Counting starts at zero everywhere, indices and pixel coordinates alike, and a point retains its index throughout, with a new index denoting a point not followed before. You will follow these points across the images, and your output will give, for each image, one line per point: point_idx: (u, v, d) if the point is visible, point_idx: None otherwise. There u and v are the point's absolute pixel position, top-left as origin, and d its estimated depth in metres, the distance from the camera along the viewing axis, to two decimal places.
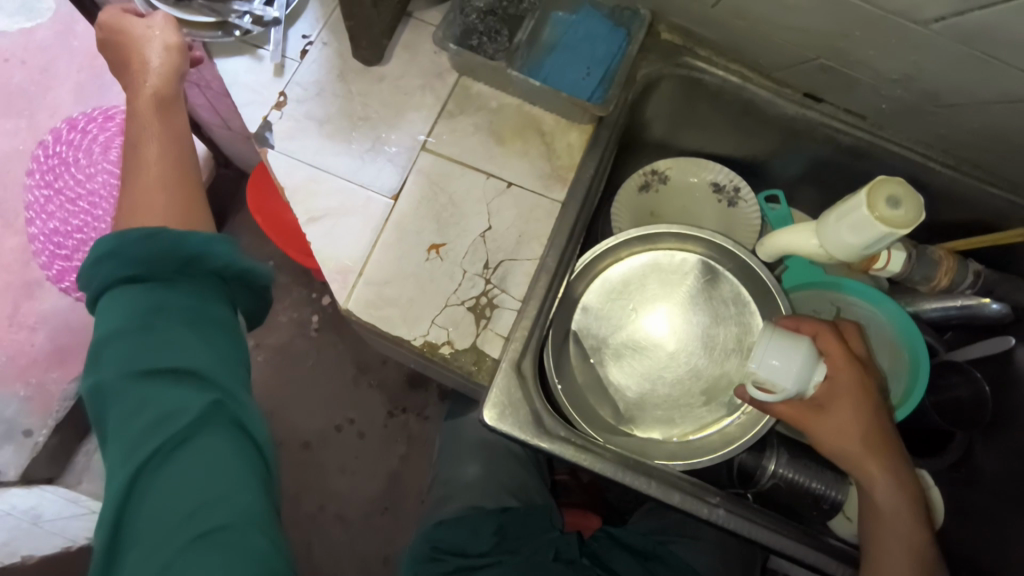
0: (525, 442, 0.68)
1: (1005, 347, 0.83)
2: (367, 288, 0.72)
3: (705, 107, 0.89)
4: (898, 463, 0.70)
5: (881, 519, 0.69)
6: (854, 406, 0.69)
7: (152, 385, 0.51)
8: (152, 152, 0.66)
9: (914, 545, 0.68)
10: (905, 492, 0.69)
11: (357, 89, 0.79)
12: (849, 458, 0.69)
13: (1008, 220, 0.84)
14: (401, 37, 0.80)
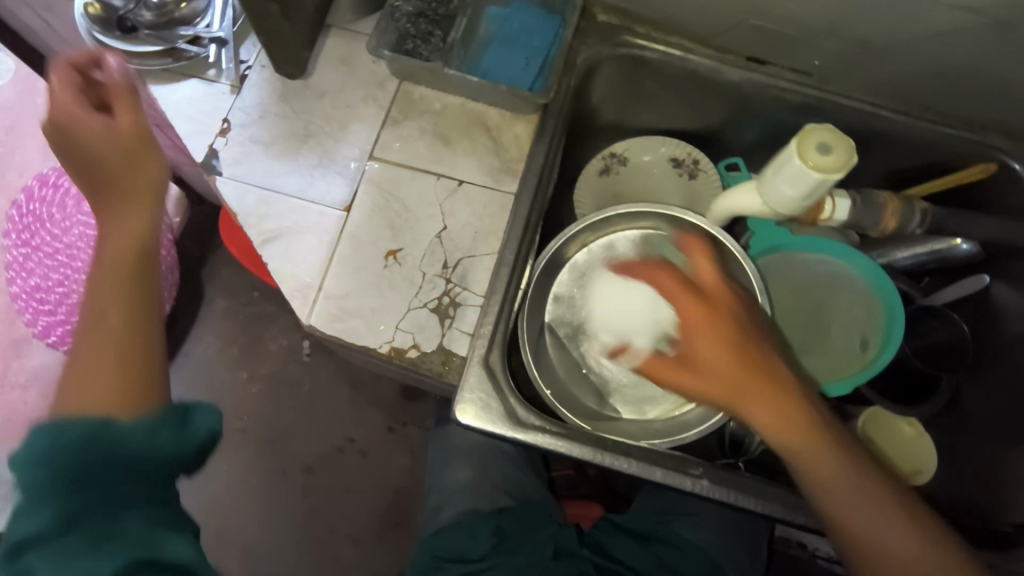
0: (498, 434, 0.68)
1: (981, 286, 0.83)
2: (329, 303, 0.71)
3: (652, 84, 0.88)
4: (802, 393, 0.61)
5: (818, 466, 0.59)
6: (733, 337, 0.60)
7: (91, 541, 0.49)
8: (104, 296, 0.56)
9: (853, 479, 0.59)
10: (804, 430, 0.60)
11: (300, 108, 0.79)
12: (752, 400, 0.60)
13: (965, 159, 0.84)
14: (338, 52, 0.80)
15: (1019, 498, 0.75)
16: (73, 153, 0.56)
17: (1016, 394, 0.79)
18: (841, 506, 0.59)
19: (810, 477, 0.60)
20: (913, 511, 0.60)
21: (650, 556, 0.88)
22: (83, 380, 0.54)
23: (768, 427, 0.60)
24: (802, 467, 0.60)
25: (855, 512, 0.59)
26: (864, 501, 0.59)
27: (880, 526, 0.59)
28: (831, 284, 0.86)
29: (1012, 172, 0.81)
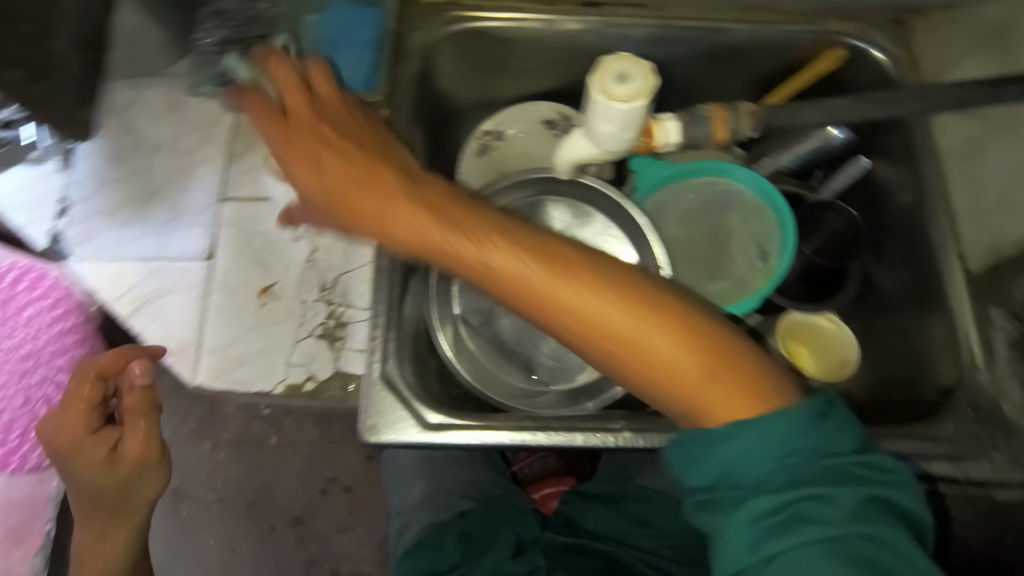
0: (407, 445, 0.66)
1: (863, 168, 0.82)
2: (212, 357, 0.69)
3: (500, 52, 0.84)
4: (561, 252, 0.54)
5: (602, 323, 0.52)
6: (451, 233, 0.56)
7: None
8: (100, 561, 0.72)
9: (646, 324, 0.51)
10: (516, 253, 0.54)
11: (139, 167, 0.75)
12: (482, 261, 0.55)
13: (814, 53, 0.84)
14: (167, 99, 0.77)
15: (938, 362, 0.74)
16: (80, 482, 0.69)
17: (916, 263, 0.78)
18: (648, 354, 0.51)
19: (597, 337, 0.52)
20: (731, 355, 0.51)
21: (621, 517, 0.86)
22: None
23: (535, 307, 0.54)
24: (584, 331, 0.53)
25: (668, 358, 0.51)
26: (669, 344, 0.51)
27: (680, 359, 0.51)
28: (720, 206, 0.86)
29: (860, 51, 0.82)
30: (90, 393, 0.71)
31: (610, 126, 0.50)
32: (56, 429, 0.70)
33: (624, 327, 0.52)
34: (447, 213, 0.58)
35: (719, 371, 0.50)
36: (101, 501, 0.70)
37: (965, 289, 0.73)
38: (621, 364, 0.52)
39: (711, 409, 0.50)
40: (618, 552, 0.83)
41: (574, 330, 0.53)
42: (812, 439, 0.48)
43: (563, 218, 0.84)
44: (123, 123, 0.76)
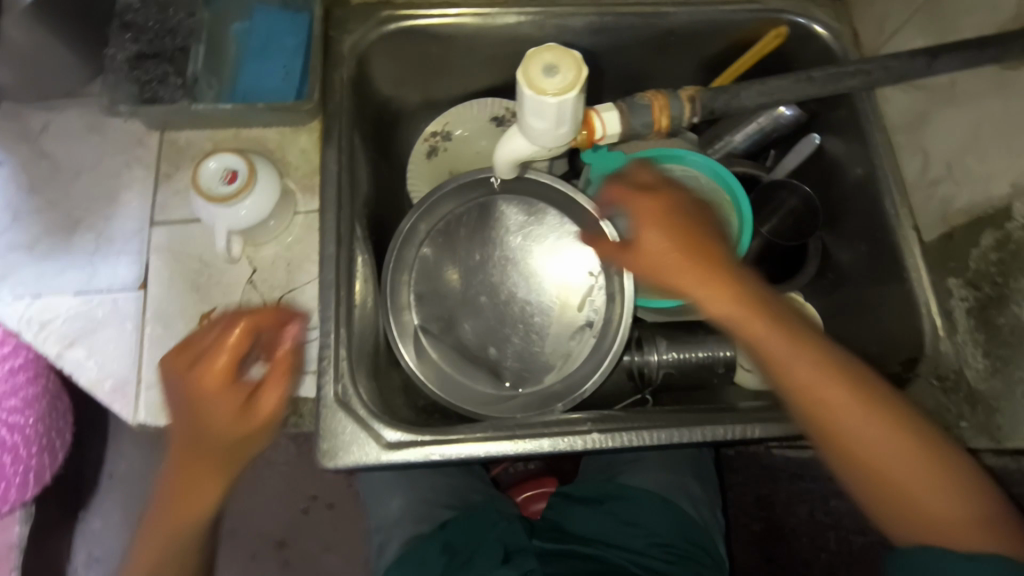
0: (366, 466, 0.63)
1: (813, 146, 0.83)
2: (152, 392, 0.65)
3: (439, 50, 0.81)
4: (802, 330, 0.62)
5: (844, 429, 0.59)
6: (758, 313, 0.62)
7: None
8: (167, 538, 0.59)
9: (891, 426, 0.59)
10: (813, 356, 0.60)
11: (59, 196, 0.70)
12: (770, 356, 0.61)
13: (756, 32, 0.82)
14: (85, 121, 0.72)
15: (903, 334, 0.73)
16: (196, 427, 0.58)
17: (873, 237, 0.77)
18: (886, 472, 0.59)
19: (839, 434, 0.59)
20: (964, 473, 0.59)
21: (605, 517, 0.85)
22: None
23: (804, 403, 0.60)
24: (834, 426, 0.59)
25: (897, 471, 0.59)
26: (905, 451, 0.58)
27: (921, 459, 0.58)
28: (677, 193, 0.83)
29: (801, 28, 0.81)
30: (233, 328, 0.59)
31: (543, 121, 0.47)
32: (186, 368, 0.59)
33: (889, 458, 0.59)
34: (716, 268, 0.64)
35: (947, 479, 0.58)
36: (193, 463, 0.59)
37: (922, 258, 0.72)
38: (876, 478, 0.59)
39: (930, 517, 0.58)
40: (608, 555, 0.81)
41: (862, 455, 0.59)
42: None
43: (516, 217, 0.81)
44: (37, 149, 0.71)
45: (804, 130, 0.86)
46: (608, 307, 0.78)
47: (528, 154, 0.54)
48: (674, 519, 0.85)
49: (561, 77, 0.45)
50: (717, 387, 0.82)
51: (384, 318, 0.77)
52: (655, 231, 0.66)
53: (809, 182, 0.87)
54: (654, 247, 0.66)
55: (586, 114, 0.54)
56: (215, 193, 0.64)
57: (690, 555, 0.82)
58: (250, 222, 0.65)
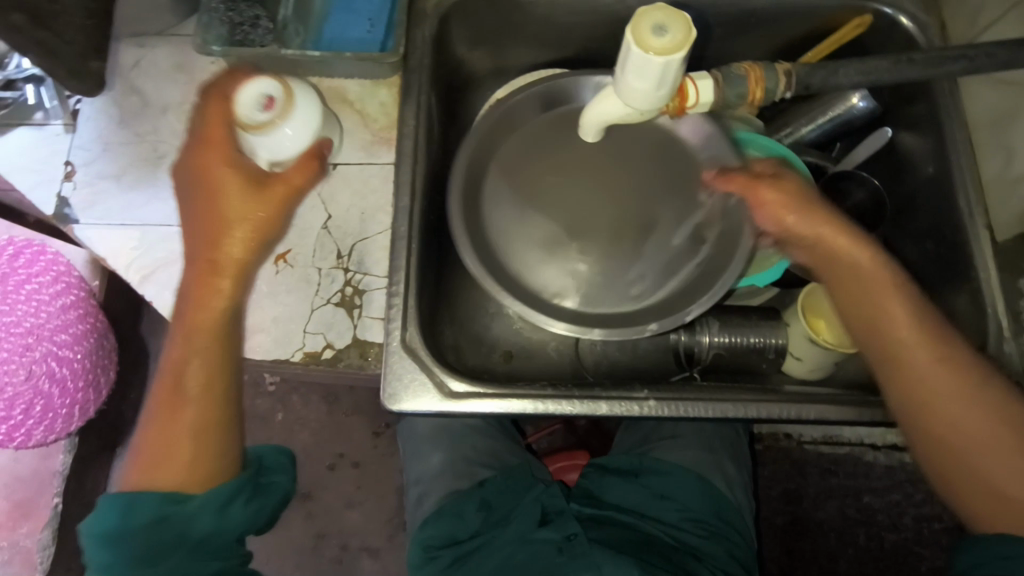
0: (427, 412, 0.65)
1: (886, 139, 0.81)
2: None
3: (518, 17, 0.82)
4: (940, 324, 0.62)
5: (954, 424, 0.59)
6: (897, 296, 0.62)
7: (116, 540, 0.58)
8: (202, 315, 0.60)
9: (994, 403, 0.59)
10: (931, 347, 0.60)
11: (145, 130, 0.73)
12: (895, 337, 0.61)
13: (838, 20, 0.81)
14: (174, 60, 0.75)
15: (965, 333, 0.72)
16: (209, 189, 0.60)
17: (939, 234, 0.77)
18: (982, 471, 0.59)
19: (942, 419, 0.60)
20: None
21: (640, 489, 0.87)
22: (172, 421, 0.60)
23: (912, 389, 0.60)
24: (926, 396, 0.60)
25: (995, 473, 0.58)
26: (1002, 432, 0.58)
27: None
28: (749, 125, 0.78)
29: (886, 18, 0.79)
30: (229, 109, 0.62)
31: (644, 81, 0.48)
32: (195, 148, 0.61)
33: (990, 459, 0.59)
34: (856, 244, 0.63)
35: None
36: (215, 231, 0.60)
37: (992, 257, 0.71)
38: (967, 473, 0.59)
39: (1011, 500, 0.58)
40: (642, 525, 0.82)
41: (961, 449, 0.59)
42: None
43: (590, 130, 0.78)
44: (128, 84, 0.74)
45: (876, 123, 0.85)
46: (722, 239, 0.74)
47: (616, 116, 0.55)
48: (708, 497, 0.87)
49: (671, 37, 0.45)
50: (766, 372, 0.83)
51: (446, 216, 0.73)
52: (778, 188, 0.65)
53: (877, 175, 0.86)
54: (784, 213, 0.64)
55: (681, 80, 0.55)
56: (251, 120, 0.61)
57: (722, 533, 0.84)
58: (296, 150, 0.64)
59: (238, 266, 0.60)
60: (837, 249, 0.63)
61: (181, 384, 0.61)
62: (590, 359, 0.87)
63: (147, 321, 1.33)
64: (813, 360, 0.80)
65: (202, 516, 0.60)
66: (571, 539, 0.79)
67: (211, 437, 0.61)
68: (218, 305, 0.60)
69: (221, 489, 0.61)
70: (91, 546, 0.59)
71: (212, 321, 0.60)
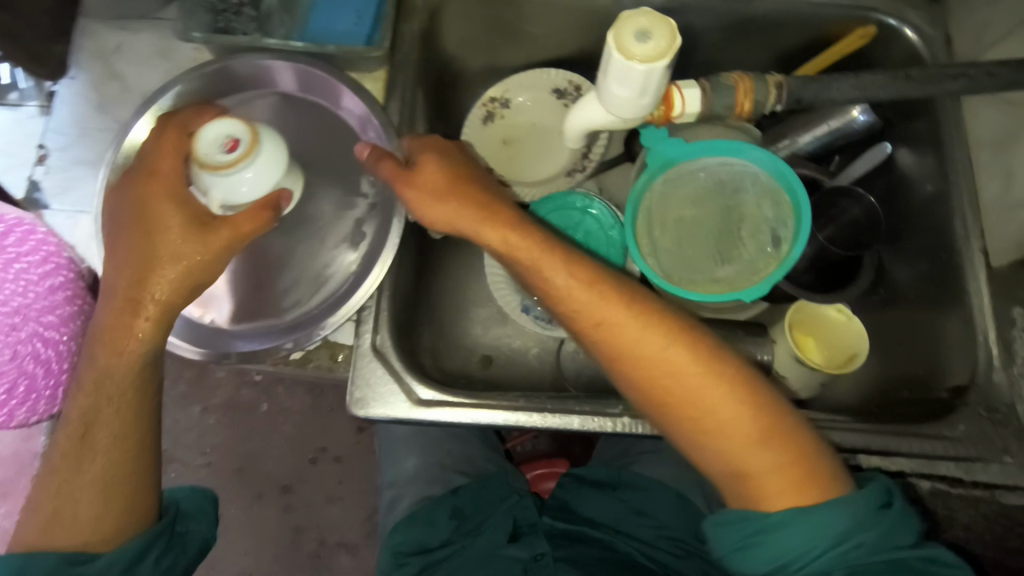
0: (395, 421, 0.64)
1: (885, 154, 0.79)
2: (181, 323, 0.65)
3: (513, 13, 0.79)
4: (603, 279, 0.60)
5: (668, 380, 0.58)
6: (558, 262, 0.60)
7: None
8: (119, 356, 0.57)
9: (682, 360, 0.57)
10: (606, 301, 0.59)
11: (121, 115, 0.71)
12: (581, 309, 0.59)
13: (841, 30, 0.79)
14: (155, 44, 0.72)
15: (954, 360, 0.70)
16: (153, 217, 0.57)
17: (934, 256, 0.74)
18: (707, 417, 0.57)
19: (652, 381, 0.58)
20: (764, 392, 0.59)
21: (617, 504, 0.86)
22: (77, 471, 0.58)
23: (616, 359, 0.59)
24: (626, 359, 0.58)
25: (714, 412, 0.57)
26: (706, 382, 0.57)
27: (732, 395, 0.57)
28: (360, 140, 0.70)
29: (891, 29, 0.77)
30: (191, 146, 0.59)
31: (626, 90, 0.46)
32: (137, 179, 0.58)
33: (694, 401, 0.58)
34: (506, 220, 0.61)
35: (748, 413, 0.57)
36: (144, 264, 0.57)
37: (986, 282, 0.69)
38: (695, 427, 0.58)
39: (742, 463, 0.57)
40: (614, 541, 0.81)
41: (673, 402, 0.58)
42: (876, 532, 0.53)
43: (281, 109, 0.70)
44: (107, 67, 0.72)
45: (876, 138, 0.82)
46: (379, 231, 0.67)
47: (601, 124, 0.53)
48: (685, 514, 0.85)
49: (659, 45, 0.43)
50: None
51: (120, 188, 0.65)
52: (430, 180, 0.61)
53: (873, 192, 0.84)
54: (447, 210, 0.60)
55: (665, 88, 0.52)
56: (215, 158, 0.57)
57: (699, 554, 0.81)
58: (251, 197, 0.59)
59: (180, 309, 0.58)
60: (492, 235, 0.60)
61: (90, 432, 0.58)
62: (571, 368, 0.87)
63: None
64: (801, 380, 0.78)
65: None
66: (538, 559, 0.78)
67: (117, 495, 0.58)
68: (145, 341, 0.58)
69: (123, 551, 0.57)
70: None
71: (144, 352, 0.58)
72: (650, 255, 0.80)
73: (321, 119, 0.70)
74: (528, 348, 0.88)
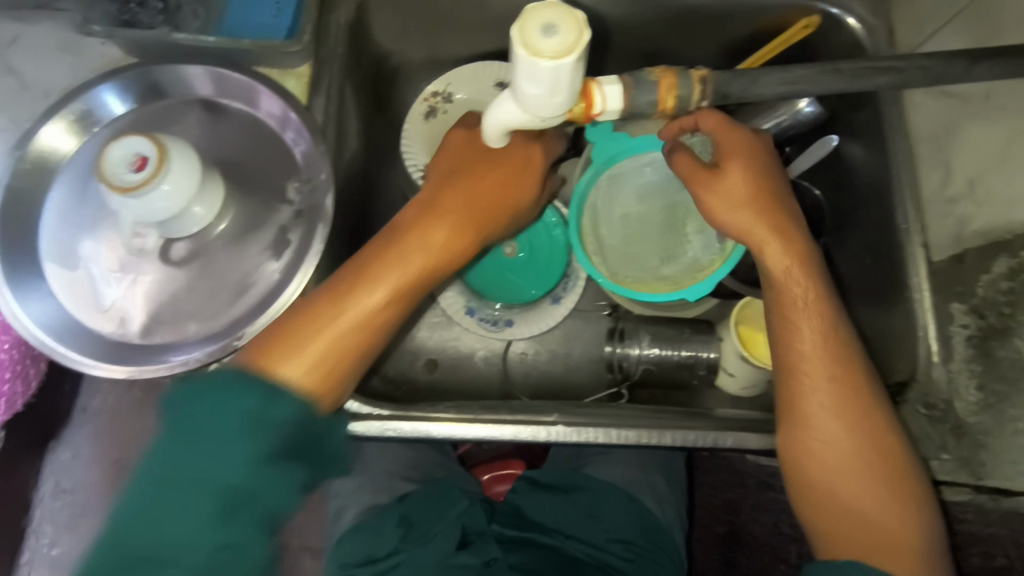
0: None
1: (832, 147, 0.77)
2: (82, 340, 0.60)
3: (448, 3, 0.76)
4: (853, 349, 0.60)
5: (840, 450, 0.58)
6: (811, 299, 0.60)
7: (203, 451, 0.47)
8: (380, 274, 0.60)
9: (881, 445, 0.58)
10: (840, 360, 0.59)
11: (21, 115, 0.66)
12: (816, 359, 0.59)
13: (785, 20, 0.77)
14: (59, 37, 0.67)
15: (896, 355, 0.68)
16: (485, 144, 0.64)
17: (876, 250, 0.73)
18: (845, 503, 0.58)
19: (828, 438, 0.58)
20: (920, 513, 0.57)
21: (568, 506, 0.85)
22: (341, 312, 0.58)
23: (797, 410, 0.59)
24: (809, 412, 0.59)
25: (863, 505, 0.57)
26: (873, 480, 0.57)
27: (891, 497, 0.57)
28: (280, 141, 0.67)
29: (833, 18, 0.75)
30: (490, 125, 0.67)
31: (537, 88, 0.43)
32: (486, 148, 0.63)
33: (865, 488, 0.57)
34: (785, 236, 0.61)
35: (900, 500, 0.57)
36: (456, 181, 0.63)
37: (927, 279, 0.67)
38: (834, 504, 0.58)
39: (852, 517, 0.57)
40: (565, 546, 0.80)
41: (842, 464, 0.58)
42: None
43: (197, 117, 0.67)
44: (4, 63, 0.67)
45: (822, 130, 0.80)
46: (303, 245, 0.63)
47: (520, 124, 0.50)
48: (636, 515, 0.85)
49: (569, 37, 0.40)
50: (697, 389, 0.81)
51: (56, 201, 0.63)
52: (724, 185, 0.61)
53: (820, 185, 0.82)
54: (723, 193, 0.61)
55: (585, 83, 0.48)
56: (135, 181, 0.55)
57: (649, 554, 0.82)
58: (185, 193, 0.58)
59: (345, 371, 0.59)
60: (732, 228, 0.62)
61: (374, 282, 0.59)
62: (518, 372, 0.85)
63: None
64: (745, 377, 0.77)
65: (270, 503, 0.49)
66: (489, 565, 0.78)
67: (338, 368, 0.58)
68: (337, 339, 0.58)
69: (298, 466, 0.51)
70: (265, 421, 0.50)
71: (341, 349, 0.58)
72: (595, 253, 0.78)
73: (243, 124, 0.67)
74: (473, 352, 0.85)
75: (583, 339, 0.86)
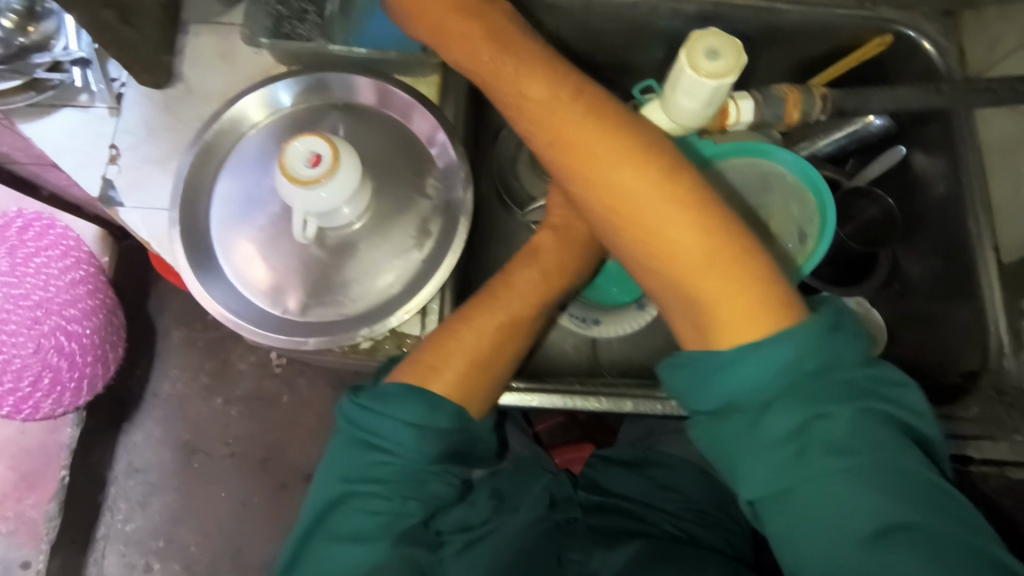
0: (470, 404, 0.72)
1: (900, 157, 0.82)
2: (252, 315, 0.68)
3: (552, 21, 0.83)
4: (661, 164, 0.58)
5: (673, 245, 0.55)
6: (600, 142, 0.58)
7: (379, 451, 0.60)
8: (494, 306, 0.67)
9: (703, 228, 0.55)
10: (650, 174, 0.57)
11: (188, 117, 0.74)
12: (624, 180, 0.57)
13: (860, 40, 0.84)
14: (217, 49, 0.75)
15: (957, 348, 0.77)
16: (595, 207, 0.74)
17: (947, 253, 0.79)
18: (703, 299, 0.54)
19: (659, 243, 0.55)
20: (761, 282, 0.54)
21: (649, 484, 0.91)
22: (457, 338, 0.65)
23: (623, 224, 0.57)
24: (635, 223, 0.56)
25: (713, 296, 0.54)
26: (712, 262, 0.54)
27: (727, 274, 0.54)
28: (419, 144, 0.74)
29: (908, 40, 0.82)
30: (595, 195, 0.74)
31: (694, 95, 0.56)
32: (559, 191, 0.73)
33: (704, 278, 0.54)
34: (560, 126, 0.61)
35: (745, 276, 0.54)
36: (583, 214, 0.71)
37: (998, 277, 0.74)
38: (690, 301, 0.55)
39: (714, 304, 0.54)
40: (641, 509, 0.87)
41: (687, 262, 0.55)
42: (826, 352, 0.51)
43: (339, 118, 0.74)
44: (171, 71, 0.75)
45: (891, 141, 0.87)
46: (442, 235, 0.70)
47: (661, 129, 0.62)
48: (711, 492, 0.91)
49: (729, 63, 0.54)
50: None
51: (226, 192, 0.72)
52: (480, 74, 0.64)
53: (888, 192, 0.88)
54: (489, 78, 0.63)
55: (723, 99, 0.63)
56: (301, 176, 0.63)
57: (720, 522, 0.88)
58: (347, 190, 0.65)
59: (470, 396, 0.63)
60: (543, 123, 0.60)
61: (490, 309, 0.67)
62: (606, 356, 0.93)
63: (153, 295, 1.30)
64: None
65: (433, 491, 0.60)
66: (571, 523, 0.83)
67: (471, 381, 0.63)
68: (457, 368, 0.63)
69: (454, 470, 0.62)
70: (429, 433, 0.60)
71: (463, 377, 0.63)
72: None
73: (379, 125, 0.74)
74: (563, 340, 0.93)
75: (663, 329, 0.93)
